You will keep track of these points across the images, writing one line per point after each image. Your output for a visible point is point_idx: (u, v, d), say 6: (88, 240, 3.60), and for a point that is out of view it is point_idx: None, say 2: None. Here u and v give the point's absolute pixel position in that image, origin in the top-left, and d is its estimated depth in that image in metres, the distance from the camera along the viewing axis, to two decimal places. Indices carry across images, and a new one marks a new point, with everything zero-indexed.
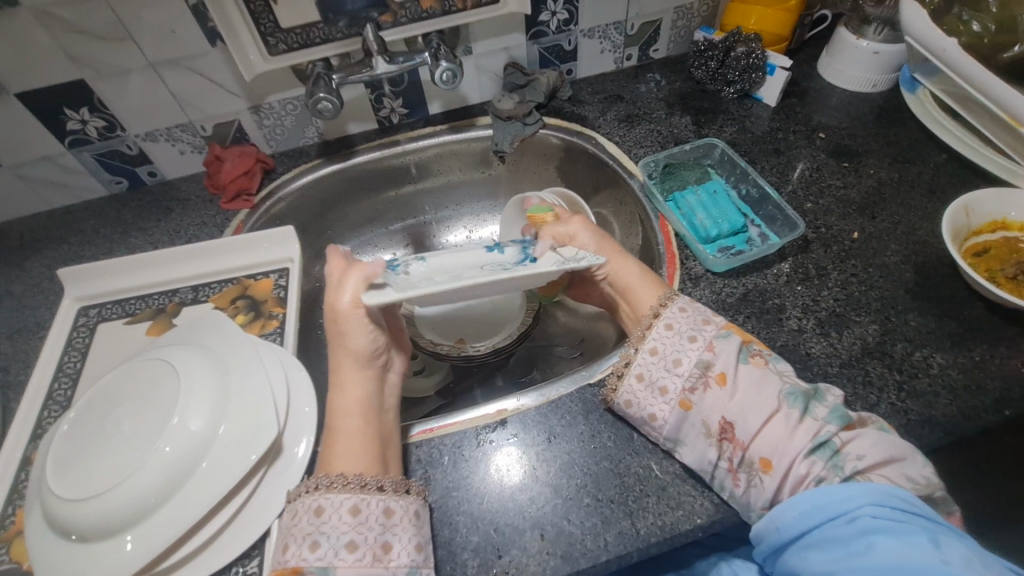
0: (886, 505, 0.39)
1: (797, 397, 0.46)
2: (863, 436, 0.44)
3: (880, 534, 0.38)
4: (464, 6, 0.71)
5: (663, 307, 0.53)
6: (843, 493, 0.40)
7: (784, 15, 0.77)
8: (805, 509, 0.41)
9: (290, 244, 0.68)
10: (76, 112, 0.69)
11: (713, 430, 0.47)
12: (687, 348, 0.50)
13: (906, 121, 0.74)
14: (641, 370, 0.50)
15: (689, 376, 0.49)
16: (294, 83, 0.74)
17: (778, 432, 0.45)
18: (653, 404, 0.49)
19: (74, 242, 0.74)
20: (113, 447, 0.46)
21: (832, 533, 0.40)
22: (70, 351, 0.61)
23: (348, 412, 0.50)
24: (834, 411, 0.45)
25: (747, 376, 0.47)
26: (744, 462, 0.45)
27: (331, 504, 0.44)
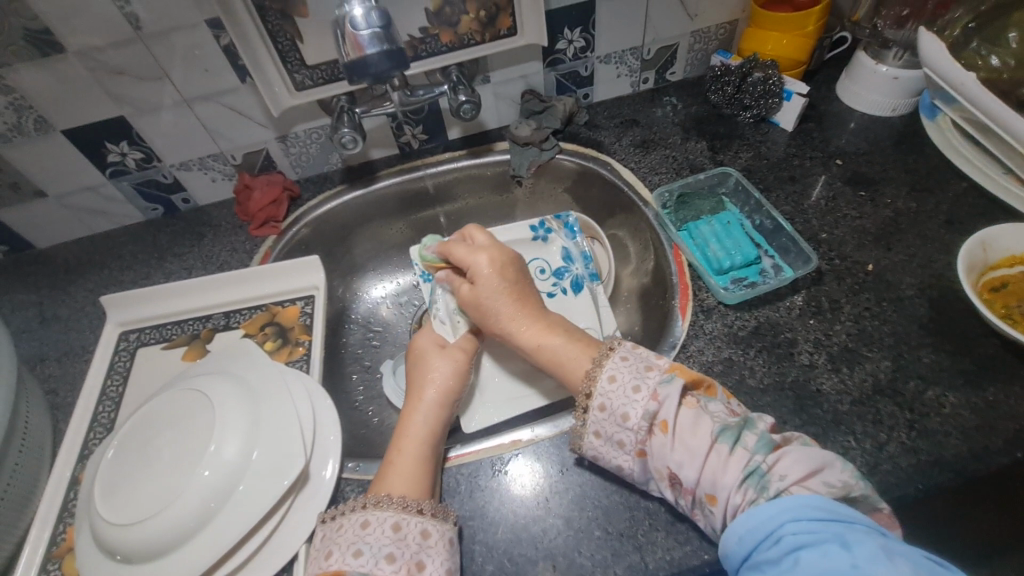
0: (803, 517, 0.39)
1: (726, 431, 0.46)
2: (787, 454, 0.44)
3: (804, 548, 0.38)
4: (482, 39, 0.73)
5: (603, 359, 0.52)
6: (765, 513, 0.41)
7: (801, 41, 0.77)
8: (735, 537, 0.41)
9: (314, 272, 0.71)
10: (117, 146, 0.73)
11: (664, 476, 0.47)
12: (634, 400, 0.48)
13: (926, 148, 0.74)
14: (596, 428, 0.49)
15: (638, 430, 0.48)
16: (320, 114, 0.77)
17: (713, 465, 0.45)
18: (616, 457, 0.49)
19: (115, 267, 0.78)
20: (155, 474, 0.50)
21: (764, 556, 0.39)
22: (112, 376, 0.65)
23: (414, 439, 0.55)
24: (761, 439, 0.45)
25: (688, 418, 0.47)
26: (694, 501, 0.46)
27: (377, 519, 0.47)
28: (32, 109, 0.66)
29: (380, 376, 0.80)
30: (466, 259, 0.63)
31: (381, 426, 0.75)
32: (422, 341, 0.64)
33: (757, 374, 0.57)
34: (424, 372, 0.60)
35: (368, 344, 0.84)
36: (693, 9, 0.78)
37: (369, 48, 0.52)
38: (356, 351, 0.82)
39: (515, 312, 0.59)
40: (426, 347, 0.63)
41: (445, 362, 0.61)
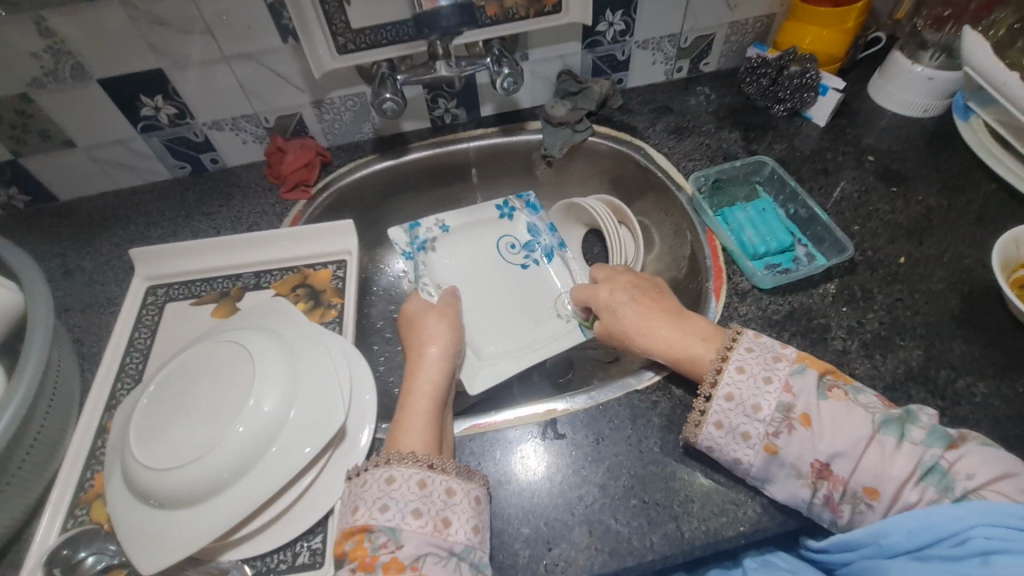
0: (1001, 525, 0.39)
1: (888, 422, 0.45)
2: (969, 453, 0.43)
3: (998, 553, 0.39)
4: (526, 14, 0.73)
5: (728, 351, 0.50)
6: (952, 515, 0.41)
7: (839, 37, 0.78)
8: (908, 525, 0.42)
9: (348, 237, 0.70)
10: (151, 99, 0.72)
11: (806, 472, 0.46)
12: (766, 391, 0.47)
13: (957, 148, 0.75)
14: (719, 418, 0.49)
15: (772, 421, 0.47)
16: (357, 81, 0.76)
17: (875, 460, 0.44)
18: (736, 449, 0.48)
19: (141, 223, 0.78)
20: (192, 422, 0.50)
21: (944, 554, 0.41)
22: (140, 328, 0.65)
23: (418, 395, 0.55)
24: (934, 432, 0.44)
25: (830, 411, 0.46)
26: (845, 495, 0.45)
27: (402, 475, 0.47)
28: (71, 56, 0.65)
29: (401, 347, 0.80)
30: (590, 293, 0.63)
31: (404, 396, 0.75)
32: (415, 309, 0.66)
33: None
34: (419, 335, 0.62)
35: (391, 315, 0.84)
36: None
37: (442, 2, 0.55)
38: (378, 321, 0.82)
39: (646, 312, 0.58)
40: (420, 316, 0.64)
41: (442, 329, 0.62)
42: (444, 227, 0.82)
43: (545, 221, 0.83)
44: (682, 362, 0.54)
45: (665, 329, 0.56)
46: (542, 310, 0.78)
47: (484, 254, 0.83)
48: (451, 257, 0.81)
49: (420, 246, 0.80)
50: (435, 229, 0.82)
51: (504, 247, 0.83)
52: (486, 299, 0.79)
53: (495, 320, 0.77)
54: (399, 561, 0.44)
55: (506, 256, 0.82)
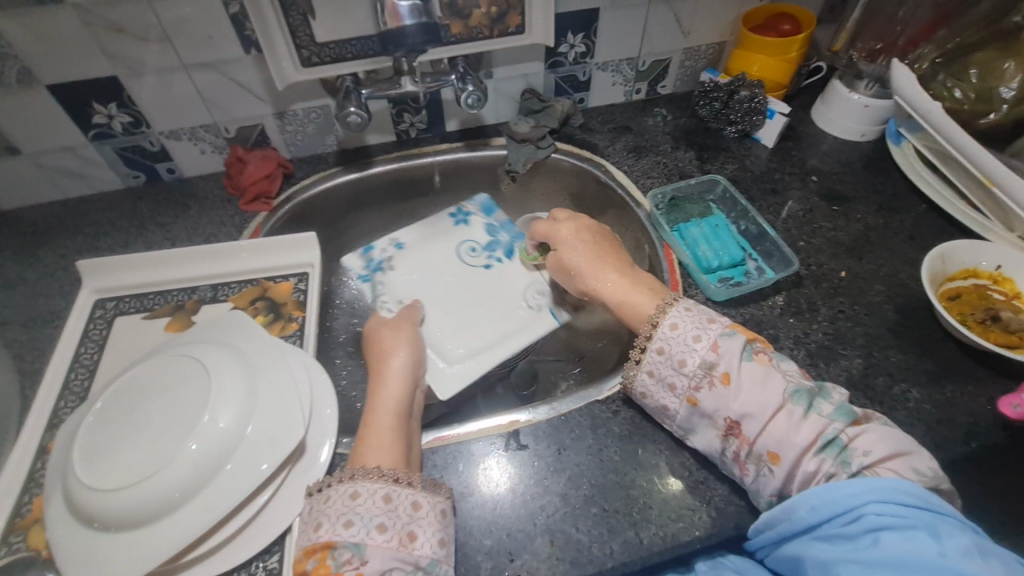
0: (890, 501, 0.41)
1: (801, 394, 0.48)
2: (869, 432, 0.47)
3: (885, 530, 0.41)
4: (491, 34, 0.74)
5: (666, 308, 0.55)
6: (848, 490, 0.43)
7: (784, 65, 0.83)
8: (812, 505, 0.44)
9: (310, 250, 0.69)
10: (104, 107, 0.70)
11: (720, 426, 0.50)
12: (694, 349, 0.52)
13: (890, 171, 0.81)
14: (651, 368, 0.53)
15: (694, 376, 0.51)
16: (321, 93, 0.76)
17: (782, 426, 0.47)
18: (664, 397, 0.53)
19: (90, 234, 0.75)
20: (144, 440, 0.48)
21: (840, 531, 0.42)
22: (87, 343, 0.62)
23: (381, 410, 0.55)
24: (840, 409, 0.48)
25: (751, 373, 0.49)
26: (751, 454, 0.49)
27: (367, 490, 0.47)
28: (17, 60, 0.63)
29: (364, 361, 0.79)
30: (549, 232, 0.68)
31: None
32: (373, 328, 0.67)
33: None
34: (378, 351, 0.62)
35: (353, 329, 0.83)
36: (687, 26, 0.84)
37: (409, 20, 0.52)
38: (340, 335, 0.81)
39: (596, 263, 0.63)
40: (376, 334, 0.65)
41: (399, 343, 0.63)
42: (399, 244, 0.84)
43: (500, 218, 0.86)
44: (619, 312, 0.59)
45: (610, 280, 0.61)
46: (510, 302, 0.79)
47: (443, 260, 0.83)
48: (420, 263, 0.82)
49: (376, 267, 0.82)
50: (390, 248, 0.83)
51: (465, 252, 0.83)
52: (449, 305, 0.79)
53: (459, 324, 0.77)
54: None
55: (466, 259, 0.83)
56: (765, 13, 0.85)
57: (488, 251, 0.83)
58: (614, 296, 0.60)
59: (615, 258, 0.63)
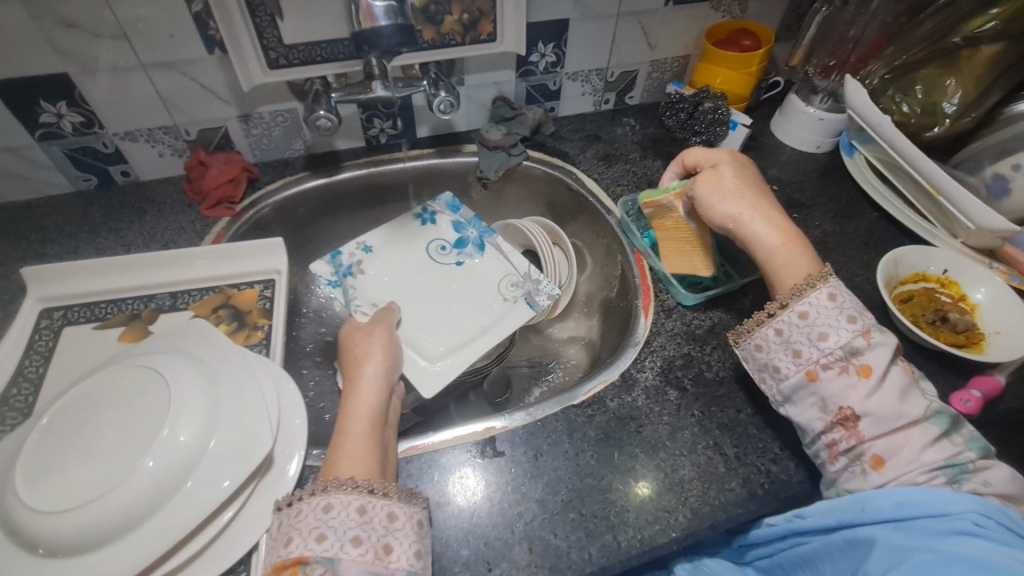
0: (992, 517, 0.41)
1: (942, 416, 0.49)
2: (994, 467, 0.47)
3: (975, 535, 0.41)
4: (463, 41, 0.75)
5: (813, 285, 0.53)
6: (950, 497, 0.43)
7: (745, 79, 0.86)
8: (903, 496, 0.45)
9: (277, 255, 0.67)
10: (53, 105, 0.66)
11: (831, 411, 0.50)
12: (842, 328, 0.51)
13: (844, 181, 0.85)
14: (781, 326, 0.54)
15: (831, 354, 0.51)
16: (288, 96, 0.75)
17: (908, 438, 0.48)
18: (779, 358, 0.54)
19: (35, 240, 0.70)
20: (97, 456, 0.45)
21: (926, 525, 0.43)
22: (31, 356, 0.58)
23: (356, 417, 0.52)
24: (977, 440, 0.48)
25: (896, 379, 0.49)
26: (853, 450, 0.49)
27: (340, 502, 0.45)
28: None
29: (333, 371, 0.77)
30: (704, 159, 0.65)
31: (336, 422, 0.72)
32: (346, 334, 0.64)
33: (714, 368, 0.62)
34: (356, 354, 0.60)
35: (321, 338, 0.80)
36: (653, 39, 0.86)
37: (383, 20, 0.51)
38: (308, 344, 0.79)
39: (744, 198, 0.60)
40: (350, 340, 0.63)
41: (374, 347, 0.61)
42: (366, 248, 0.81)
43: (467, 215, 0.84)
44: (762, 262, 0.58)
45: (768, 225, 0.58)
46: (486, 297, 0.78)
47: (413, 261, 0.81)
48: (388, 267, 0.80)
49: (346, 274, 0.77)
50: (358, 252, 0.80)
51: (433, 251, 0.82)
52: (422, 304, 0.77)
53: (436, 323, 0.75)
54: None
55: (436, 259, 0.82)
56: (727, 28, 0.88)
57: (457, 249, 0.82)
58: (756, 236, 0.58)
59: (771, 207, 0.60)
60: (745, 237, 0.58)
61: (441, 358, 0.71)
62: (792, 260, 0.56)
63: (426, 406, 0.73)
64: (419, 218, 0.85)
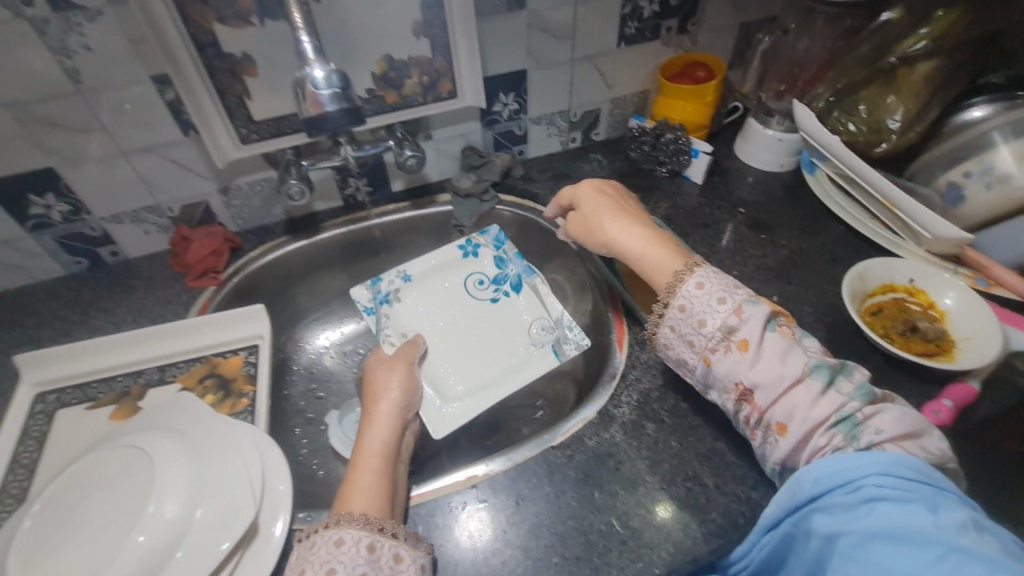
0: (894, 473, 0.42)
1: (822, 368, 0.50)
2: (886, 410, 0.47)
3: (882, 500, 0.41)
4: (425, 100, 0.79)
5: (683, 278, 0.58)
6: (855, 462, 0.43)
7: (702, 108, 0.90)
8: (809, 476, 0.45)
9: (260, 321, 0.70)
10: (41, 198, 0.70)
11: (733, 391, 0.53)
12: (717, 311, 0.55)
13: (808, 197, 0.87)
14: (672, 323, 0.57)
15: (712, 336, 0.54)
16: (264, 167, 0.78)
17: (797, 398, 0.49)
18: (684, 352, 0.57)
19: (30, 325, 0.73)
20: (85, 540, 0.46)
21: (837, 501, 0.43)
22: (26, 442, 0.60)
23: (369, 453, 0.55)
24: (860, 388, 0.49)
25: (773, 343, 0.51)
26: (761, 421, 0.51)
27: (351, 537, 0.46)
28: None
29: (324, 428, 0.78)
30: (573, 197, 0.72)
31: (327, 478, 0.73)
32: (370, 366, 0.68)
33: (690, 397, 0.63)
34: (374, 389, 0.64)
35: (312, 395, 0.82)
36: (610, 78, 0.90)
37: (330, 106, 0.53)
38: (299, 402, 0.81)
39: (606, 219, 0.67)
40: (374, 372, 0.66)
41: (393, 381, 0.65)
42: (405, 276, 0.83)
43: (512, 251, 0.85)
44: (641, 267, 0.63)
45: (636, 232, 0.64)
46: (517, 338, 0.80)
47: (449, 294, 0.84)
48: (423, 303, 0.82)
49: (383, 301, 0.81)
50: (397, 280, 0.83)
51: (471, 285, 0.84)
52: (453, 338, 0.80)
53: (462, 358, 0.78)
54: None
55: (474, 292, 0.84)
56: (683, 62, 0.91)
57: (496, 284, 0.84)
58: (630, 245, 0.64)
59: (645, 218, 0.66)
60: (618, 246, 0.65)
61: (458, 398, 0.72)
62: (659, 257, 0.61)
63: (416, 454, 0.74)
64: (461, 248, 0.86)
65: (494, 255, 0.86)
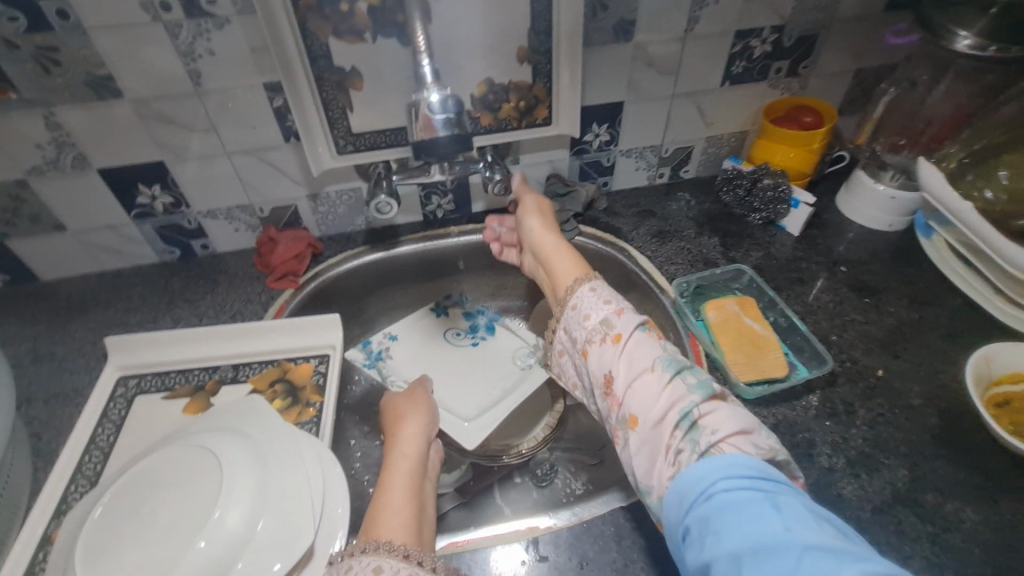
0: (734, 475, 0.43)
1: (672, 363, 0.53)
2: (720, 410, 0.49)
3: (731, 504, 0.41)
4: (518, 125, 0.77)
5: (582, 281, 0.64)
6: (700, 473, 0.44)
7: (806, 156, 0.84)
8: (681, 489, 0.45)
9: (333, 330, 0.69)
10: (148, 188, 0.73)
11: (602, 385, 0.56)
12: (600, 309, 0.60)
13: (921, 262, 0.79)
14: (568, 324, 0.62)
15: (595, 333, 0.58)
16: (354, 177, 0.79)
17: (647, 389, 0.52)
18: (573, 353, 0.62)
19: (121, 308, 0.76)
20: (149, 540, 0.46)
21: (700, 513, 0.42)
22: (105, 424, 0.62)
23: (396, 475, 0.54)
24: (700, 384, 0.51)
25: (639, 340, 0.56)
26: (620, 416, 0.53)
27: (390, 567, 0.43)
28: (74, 147, 0.67)
29: (379, 444, 0.77)
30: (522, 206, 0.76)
31: None
32: (387, 397, 0.66)
33: None
34: (393, 411, 0.63)
35: (370, 409, 0.81)
36: (709, 117, 0.86)
37: (442, 131, 0.52)
38: (356, 415, 0.80)
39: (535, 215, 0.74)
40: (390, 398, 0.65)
41: (413, 407, 0.62)
42: (394, 336, 0.83)
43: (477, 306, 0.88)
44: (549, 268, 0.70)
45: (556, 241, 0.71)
46: (503, 365, 0.81)
47: (433, 348, 0.83)
48: (417, 352, 0.82)
49: (376, 357, 0.80)
50: (386, 339, 0.82)
51: (450, 337, 0.85)
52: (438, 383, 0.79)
53: (462, 389, 0.79)
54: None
55: (453, 342, 0.84)
56: (787, 104, 0.87)
57: (471, 333, 0.85)
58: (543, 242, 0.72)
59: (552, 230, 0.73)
60: (534, 240, 0.73)
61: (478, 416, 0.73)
62: (555, 258, 0.70)
63: (468, 486, 0.72)
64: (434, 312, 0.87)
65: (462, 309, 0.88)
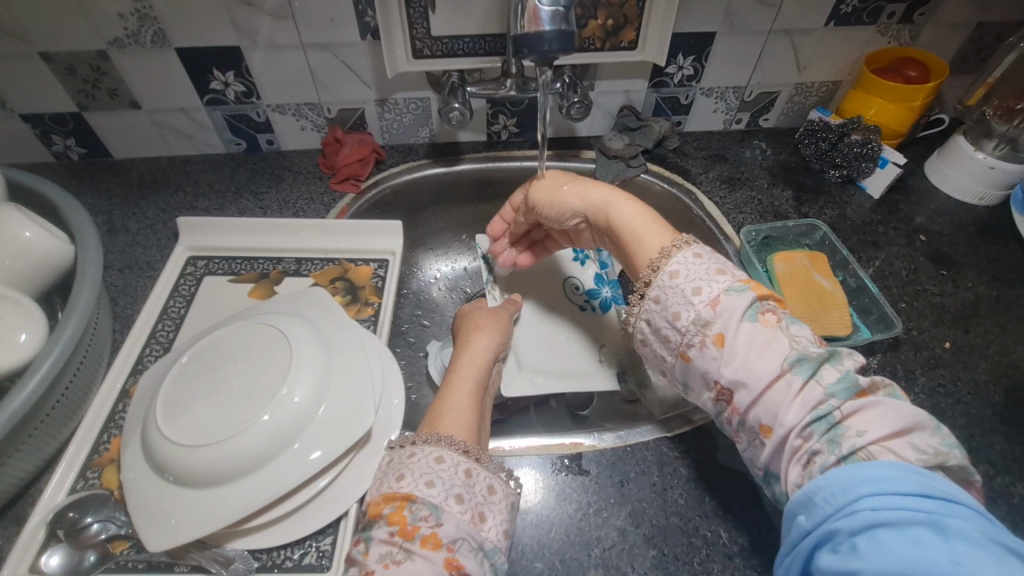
0: (889, 493, 0.34)
1: (805, 363, 0.42)
2: (873, 407, 0.40)
3: (884, 527, 0.33)
4: (602, 46, 0.73)
5: (672, 252, 0.50)
6: (840, 484, 0.36)
7: (904, 113, 0.78)
8: (815, 497, 0.37)
9: (395, 237, 0.70)
10: (222, 74, 0.73)
11: (712, 388, 0.46)
12: (691, 303, 0.47)
13: (1009, 241, 0.75)
14: (648, 317, 0.50)
15: (688, 333, 0.47)
16: (425, 86, 0.77)
17: (778, 396, 0.42)
18: (664, 350, 0.50)
19: (189, 192, 0.78)
20: (223, 403, 0.49)
21: (835, 530, 0.35)
22: (176, 297, 0.65)
23: (464, 376, 0.56)
24: (844, 380, 0.41)
25: (751, 335, 0.44)
26: (744, 424, 0.44)
27: (450, 458, 0.45)
28: (155, 22, 0.66)
29: (423, 355, 0.79)
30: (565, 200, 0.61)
31: (419, 403, 0.74)
32: (470, 308, 0.68)
33: None
34: (467, 322, 0.65)
35: (417, 322, 0.83)
36: (804, 61, 0.80)
37: (548, 25, 0.49)
38: (403, 325, 0.82)
39: (570, 179, 0.62)
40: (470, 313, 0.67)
41: (493, 323, 0.65)
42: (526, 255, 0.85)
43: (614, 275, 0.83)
44: (625, 238, 0.55)
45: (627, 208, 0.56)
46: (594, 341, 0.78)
47: (554, 288, 0.84)
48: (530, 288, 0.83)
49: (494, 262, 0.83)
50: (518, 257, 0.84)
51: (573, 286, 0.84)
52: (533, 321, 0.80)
53: (548, 344, 0.78)
54: (437, 537, 0.40)
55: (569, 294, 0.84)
56: (891, 56, 0.79)
57: (589, 295, 0.83)
58: (606, 202, 0.58)
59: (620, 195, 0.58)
60: (596, 210, 0.58)
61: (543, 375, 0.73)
62: (637, 230, 0.54)
63: (506, 405, 0.72)
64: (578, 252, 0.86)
65: (596, 271, 0.84)
